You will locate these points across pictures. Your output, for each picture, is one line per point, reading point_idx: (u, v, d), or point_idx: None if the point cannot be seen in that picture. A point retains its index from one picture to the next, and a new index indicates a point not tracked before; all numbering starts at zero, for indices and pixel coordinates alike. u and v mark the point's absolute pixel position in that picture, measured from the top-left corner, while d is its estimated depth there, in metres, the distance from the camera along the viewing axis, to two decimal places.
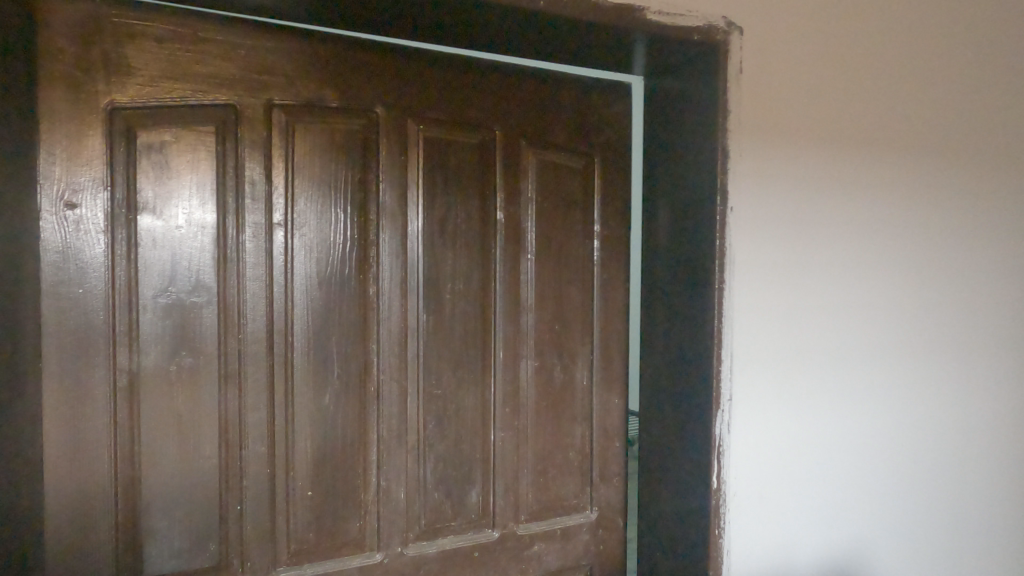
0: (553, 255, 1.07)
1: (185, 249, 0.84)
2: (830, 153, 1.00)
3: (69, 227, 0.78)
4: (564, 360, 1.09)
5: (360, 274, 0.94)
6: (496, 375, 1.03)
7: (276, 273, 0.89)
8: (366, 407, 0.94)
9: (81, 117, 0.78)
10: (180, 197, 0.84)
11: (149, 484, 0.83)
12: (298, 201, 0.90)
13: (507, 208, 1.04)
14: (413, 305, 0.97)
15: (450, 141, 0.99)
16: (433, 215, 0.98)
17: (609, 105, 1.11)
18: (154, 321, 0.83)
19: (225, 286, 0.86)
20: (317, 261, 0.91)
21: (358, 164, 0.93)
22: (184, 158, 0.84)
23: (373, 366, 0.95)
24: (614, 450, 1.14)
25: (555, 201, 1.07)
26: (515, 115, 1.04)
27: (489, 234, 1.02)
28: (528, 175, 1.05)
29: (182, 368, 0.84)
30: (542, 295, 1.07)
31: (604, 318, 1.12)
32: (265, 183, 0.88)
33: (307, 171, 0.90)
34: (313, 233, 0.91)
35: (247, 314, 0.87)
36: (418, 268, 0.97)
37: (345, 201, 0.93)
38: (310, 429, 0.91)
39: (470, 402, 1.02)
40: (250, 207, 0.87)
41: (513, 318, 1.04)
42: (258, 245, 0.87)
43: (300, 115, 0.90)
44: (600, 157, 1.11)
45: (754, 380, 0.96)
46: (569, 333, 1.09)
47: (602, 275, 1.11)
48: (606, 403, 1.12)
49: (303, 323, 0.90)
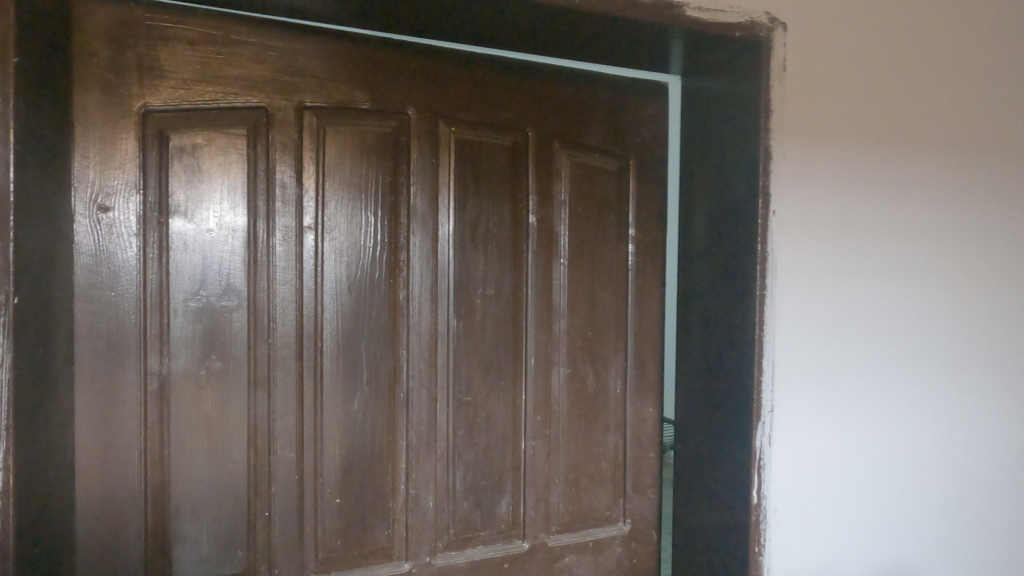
0: (586, 260, 1.05)
1: (216, 252, 0.84)
2: (879, 154, 0.95)
3: (102, 231, 0.78)
4: (597, 368, 1.06)
5: (390, 278, 0.92)
6: (527, 382, 1.01)
7: (306, 277, 0.88)
8: (395, 413, 0.93)
9: (115, 121, 0.78)
10: (212, 200, 0.83)
11: (179, 489, 0.82)
12: (329, 205, 0.89)
13: (540, 211, 1.01)
14: (443, 310, 0.95)
15: (482, 143, 0.98)
16: (465, 218, 0.96)
17: (645, 105, 1.08)
18: (186, 325, 0.82)
19: (256, 290, 0.86)
20: (347, 265, 0.90)
21: (389, 167, 0.92)
22: (216, 161, 0.83)
23: (402, 372, 0.93)
24: (648, 461, 1.11)
25: (589, 204, 1.05)
26: (548, 116, 1.02)
27: (521, 237, 1.00)
28: (561, 177, 1.03)
29: (212, 372, 0.84)
30: (575, 301, 1.04)
31: (639, 325, 1.09)
32: (295, 186, 0.87)
33: (337, 173, 0.89)
34: (343, 237, 0.90)
35: (278, 318, 0.86)
36: (449, 273, 0.96)
37: (376, 204, 0.91)
38: (338, 436, 0.90)
39: (501, 410, 0.99)
40: (281, 210, 0.86)
41: (545, 324, 1.02)
42: (288, 248, 0.87)
43: (331, 117, 0.89)
44: (635, 159, 1.08)
45: (797, 391, 0.92)
46: (603, 340, 1.06)
47: (636, 281, 1.08)
48: (640, 412, 1.09)
49: (332, 328, 0.89)
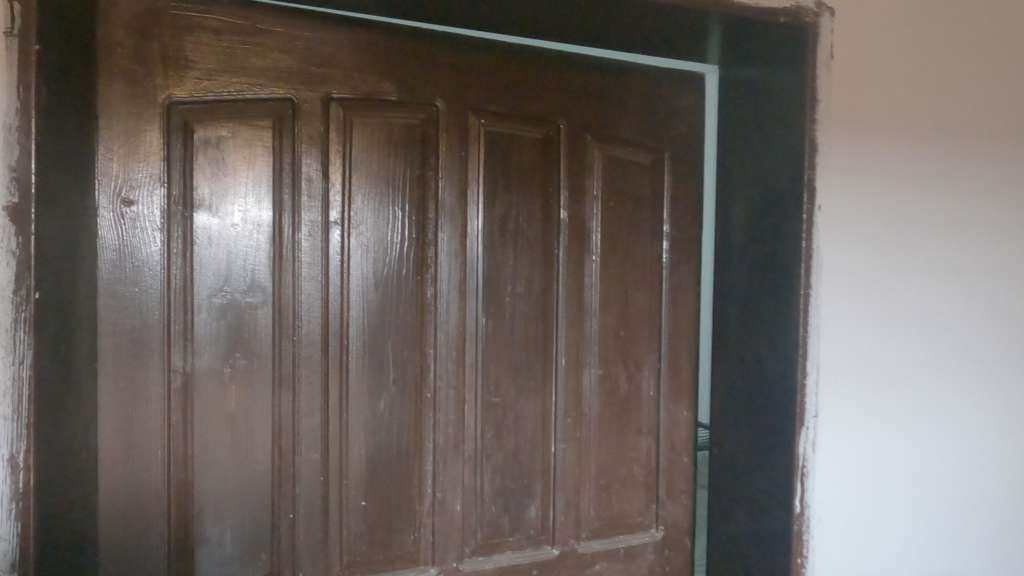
0: (619, 258, 1.01)
1: (240, 247, 0.82)
2: (932, 146, 0.90)
3: (126, 225, 0.76)
4: (630, 369, 1.02)
5: (417, 275, 0.90)
6: (558, 383, 0.98)
7: (332, 273, 0.86)
8: (422, 413, 0.90)
9: (139, 113, 0.77)
10: (236, 194, 0.81)
11: (202, 489, 0.81)
12: (355, 199, 0.86)
13: (571, 206, 0.98)
14: (472, 308, 0.92)
15: (513, 135, 0.94)
16: (494, 213, 0.93)
17: (680, 97, 1.04)
18: (210, 322, 0.81)
19: (281, 286, 0.83)
20: (373, 262, 0.87)
21: (417, 160, 0.89)
22: (241, 154, 0.81)
23: (429, 371, 0.91)
24: (681, 465, 1.07)
25: (622, 199, 1.01)
26: (580, 108, 0.98)
27: (552, 233, 0.97)
28: (593, 172, 0.99)
29: (236, 370, 0.82)
30: (608, 299, 1.01)
31: (673, 324, 1.05)
32: (321, 179, 0.85)
33: (364, 167, 0.87)
34: (370, 232, 0.87)
35: (303, 316, 0.84)
36: (478, 270, 0.93)
37: (403, 198, 0.89)
38: (364, 437, 0.88)
39: (530, 411, 0.96)
40: (306, 204, 0.84)
41: (576, 323, 0.99)
42: (314, 244, 0.84)
43: (358, 109, 0.86)
44: (670, 153, 1.04)
45: (844, 396, 0.87)
46: (636, 340, 1.03)
47: (670, 279, 1.05)
48: (673, 415, 1.06)
49: (358, 325, 0.87)
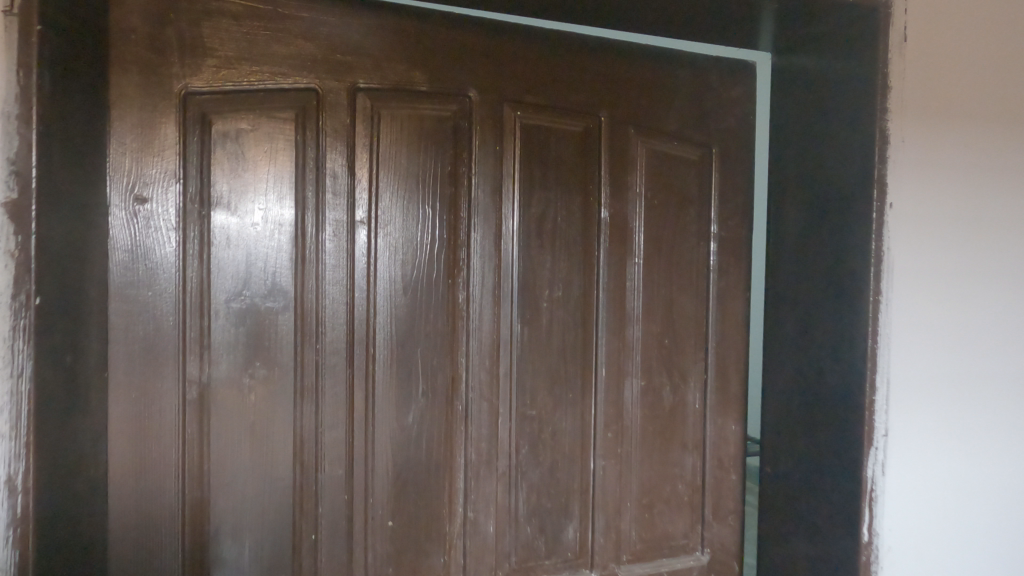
0: (664, 260, 0.94)
1: (261, 248, 0.76)
2: (1013, 137, 0.81)
3: (139, 224, 0.71)
4: (675, 380, 0.95)
5: (449, 279, 0.83)
6: (598, 395, 0.91)
7: (358, 276, 0.80)
8: (453, 427, 0.84)
9: (154, 104, 0.72)
10: (257, 192, 0.76)
11: (219, 508, 0.75)
12: (382, 197, 0.81)
13: (612, 205, 0.91)
14: (507, 314, 0.86)
15: (551, 129, 0.88)
16: (531, 212, 0.87)
17: (729, 88, 0.97)
18: (228, 328, 0.75)
19: (304, 290, 0.78)
20: (402, 264, 0.81)
21: (450, 155, 0.83)
22: (262, 148, 0.76)
23: (461, 382, 0.84)
24: (729, 483, 0.99)
25: (668, 197, 0.94)
26: (622, 99, 0.92)
27: (592, 234, 0.90)
28: (637, 167, 0.92)
29: (256, 380, 0.76)
30: (651, 305, 0.94)
31: (721, 332, 0.98)
32: (347, 175, 0.79)
33: (392, 162, 0.81)
34: (398, 232, 0.81)
35: (327, 322, 0.78)
36: (513, 273, 0.86)
37: (434, 196, 0.83)
38: (391, 452, 0.82)
39: (568, 426, 0.90)
40: (331, 202, 0.78)
41: (618, 330, 0.92)
42: (339, 244, 0.79)
43: (386, 100, 0.81)
44: (718, 147, 0.97)
45: (917, 412, 0.79)
46: (681, 349, 0.96)
47: (718, 283, 0.97)
48: (721, 430, 0.98)
49: (385, 332, 0.81)
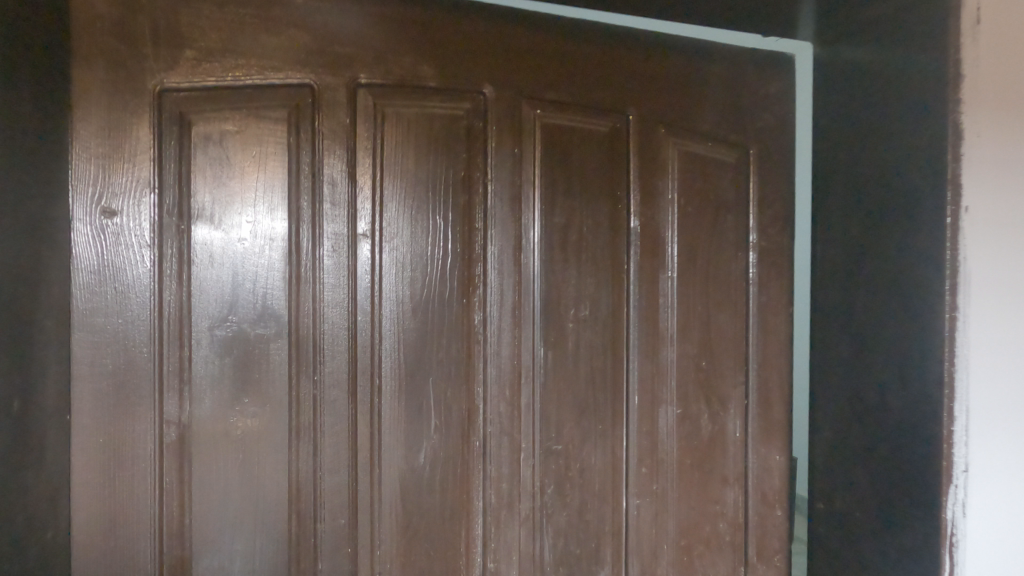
0: (699, 274, 0.85)
1: (249, 267, 0.66)
2: None
3: (107, 241, 0.62)
4: (714, 406, 0.86)
5: (463, 299, 0.74)
6: (630, 426, 0.81)
7: (360, 296, 0.70)
8: (469, 467, 0.74)
9: (123, 104, 0.63)
10: (243, 202, 0.66)
11: (202, 568, 0.65)
12: (387, 206, 0.71)
13: (643, 213, 0.82)
14: (529, 337, 0.76)
15: (574, 129, 0.79)
16: (554, 222, 0.77)
17: (766, 82, 0.89)
18: (212, 359, 0.65)
19: (299, 313, 0.68)
20: (411, 282, 0.72)
21: (462, 159, 0.74)
22: (251, 152, 0.66)
23: (478, 415, 0.74)
24: (775, 520, 0.89)
25: (703, 203, 0.85)
26: (651, 96, 0.83)
27: (621, 245, 0.81)
28: (668, 171, 0.83)
29: (245, 419, 0.66)
30: (686, 323, 0.84)
31: (763, 352, 0.88)
32: (348, 182, 0.69)
33: (398, 167, 0.71)
34: (405, 246, 0.72)
35: (326, 351, 0.69)
36: (533, 291, 0.77)
37: (446, 206, 0.73)
38: (400, 498, 0.72)
39: (598, 461, 0.80)
40: (329, 214, 0.69)
41: (650, 352, 0.82)
42: (338, 261, 0.69)
43: (391, 97, 0.71)
44: (756, 148, 0.88)
45: (1007, 445, 0.67)
46: (720, 371, 0.86)
47: (759, 298, 0.88)
48: (765, 460, 0.88)
49: (392, 360, 0.71)
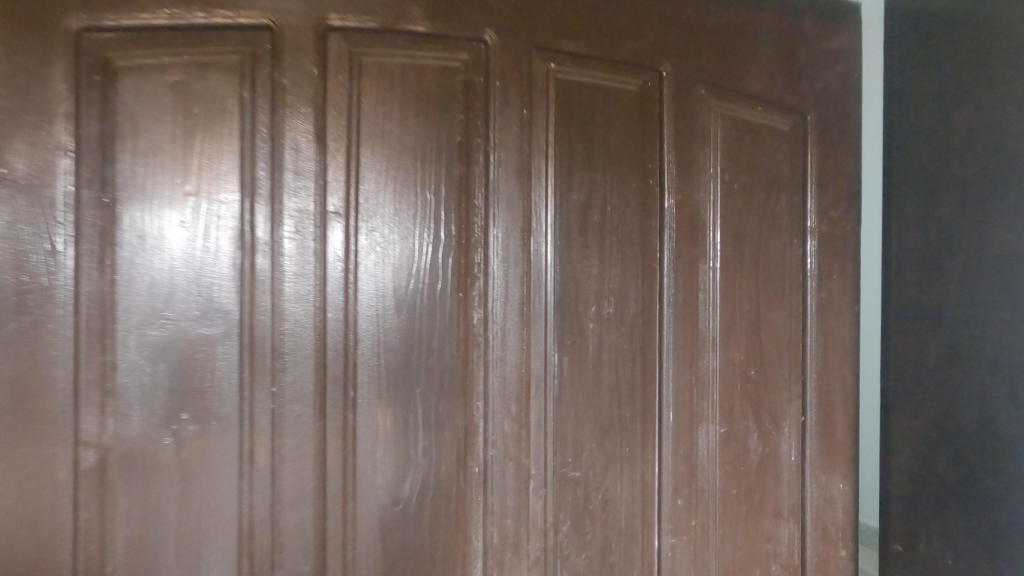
0: (747, 265, 0.70)
1: (190, 252, 0.53)
2: None
3: (7, 217, 0.50)
4: (764, 424, 0.71)
5: (460, 292, 0.60)
6: (664, 448, 0.67)
7: (330, 289, 0.57)
8: (466, 499, 0.61)
9: (32, 47, 0.51)
10: (182, 171, 0.53)
11: None
12: (365, 178, 0.58)
13: (679, 190, 0.68)
14: (540, 340, 0.63)
15: (595, 87, 0.65)
16: (571, 200, 0.64)
17: (826, 37, 0.74)
18: (143, 367, 0.52)
19: (253, 309, 0.55)
20: (394, 273, 0.58)
21: (459, 121, 0.60)
22: (194, 109, 0.53)
23: (478, 435, 0.61)
24: (837, 562, 0.74)
25: (752, 180, 0.71)
26: (690, 50, 0.68)
27: (653, 229, 0.67)
28: (709, 140, 0.69)
29: (183, 441, 0.53)
30: (732, 325, 0.70)
31: (823, 360, 0.73)
32: (315, 149, 0.56)
33: (379, 130, 0.58)
34: (387, 227, 0.58)
35: (287, 355, 0.56)
36: (546, 284, 0.63)
37: (439, 177, 0.59)
38: (380, 538, 0.58)
39: (625, 491, 0.66)
40: (291, 187, 0.55)
41: (688, 359, 0.68)
42: (303, 245, 0.56)
43: (369, 43, 0.58)
44: (815, 114, 0.74)
45: None
46: (773, 383, 0.71)
47: (819, 293, 0.73)
48: (826, 490, 0.74)
49: (371, 368, 0.58)
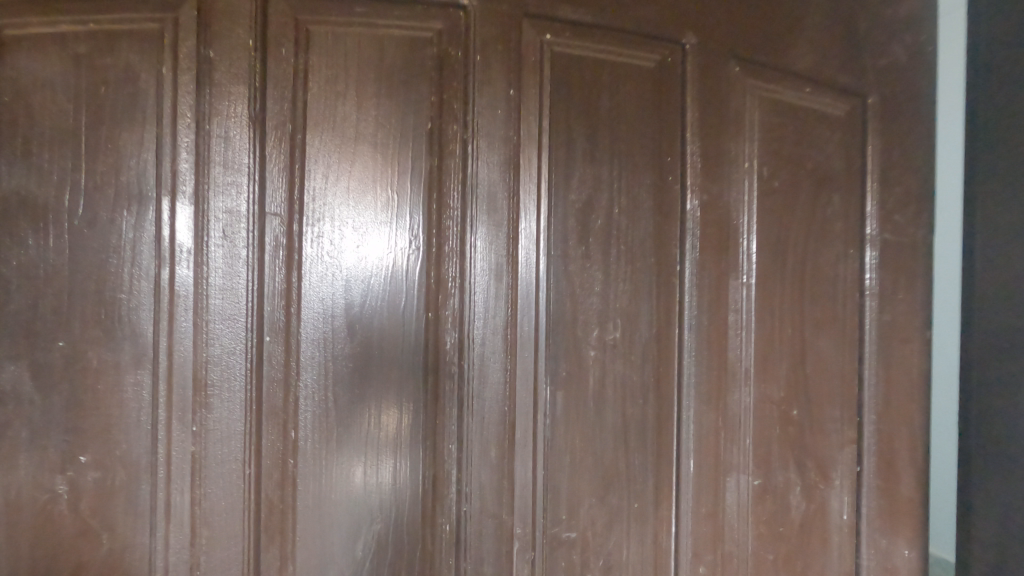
0: (790, 281, 0.58)
1: (95, 262, 0.45)
2: None
3: None
4: (809, 476, 0.58)
5: (429, 312, 0.50)
6: (683, 504, 0.55)
7: (267, 307, 0.47)
8: (434, 564, 0.50)
9: None
10: (86, 166, 0.45)
11: None
12: (311, 172, 0.47)
13: (705, 189, 0.56)
14: (529, 370, 0.51)
15: (601, 63, 0.53)
16: (569, 200, 0.52)
17: (892, 4, 0.61)
18: (32, 395, 0.44)
19: (171, 331, 0.45)
20: (347, 287, 0.48)
21: (429, 104, 0.50)
22: (97, 88, 0.45)
23: (449, 487, 0.50)
24: None
25: (796, 178, 0.58)
26: (721, 18, 0.56)
27: (672, 236, 0.55)
28: (744, 128, 0.57)
29: (82, 487, 0.45)
30: (770, 354, 0.57)
31: (886, 397, 0.60)
32: (250, 137, 0.46)
33: (329, 115, 0.48)
34: (338, 233, 0.48)
35: (213, 387, 0.46)
36: (539, 303, 0.52)
37: (403, 173, 0.49)
38: None
39: (633, 556, 0.54)
40: (219, 183, 0.46)
41: (714, 395, 0.56)
42: (232, 253, 0.46)
43: (320, 9, 0.48)
44: (878, 96, 0.60)
45: None
46: (820, 425, 0.59)
47: (880, 317, 0.60)
48: (885, 556, 0.60)
49: (316, 403, 0.48)
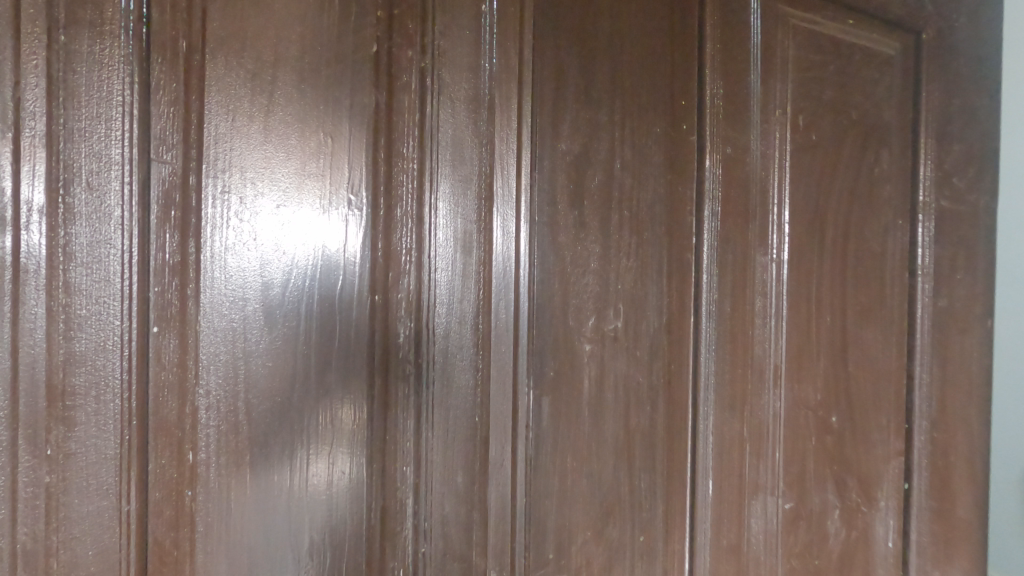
0: (829, 259, 0.47)
1: None
2: None
3: None
4: (849, 496, 0.48)
5: (375, 295, 0.38)
6: (700, 535, 0.44)
7: (153, 287, 0.35)
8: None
9: None
10: None
11: None
12: (211, 106, 0.35)
13: (727, 142, 0.44)
14: (508, 370, 0.40)
15: None
16: (558, 151, 0.41)
17: None
18: None
19: (14, 320, 0.32)
20: (262, 262, 0.36)
21: (378, 25, 0.38)
22: None
23: (404, 520, 0.39)
24: None
25: (836, 132, 0.47)
26: None
27: (688, 201, 0.44)
28: (776, 66, 0.46)
29: None
30: (805, 349, 0.47)
31: (940, 399, 0.51)
32: (128, 57, 0.34)
33: (243, 34, 0.36)
34: (250, 189, 0.36)
35: (76, 396, 0.33)
36: (519, 284, 0.40)
37: (340, 112, 0.37)
38: None
39: None
40: (83, 119, 0.33)
41: (738, 401, 0.45)
42: (102, 214, 0.34)
43: None
44: (933, 38, 0.50)
45: None
46: (861, 434, 0.48)
47: (935, 302, 0.50)
48: None
49: (223, 416, 0.36)
